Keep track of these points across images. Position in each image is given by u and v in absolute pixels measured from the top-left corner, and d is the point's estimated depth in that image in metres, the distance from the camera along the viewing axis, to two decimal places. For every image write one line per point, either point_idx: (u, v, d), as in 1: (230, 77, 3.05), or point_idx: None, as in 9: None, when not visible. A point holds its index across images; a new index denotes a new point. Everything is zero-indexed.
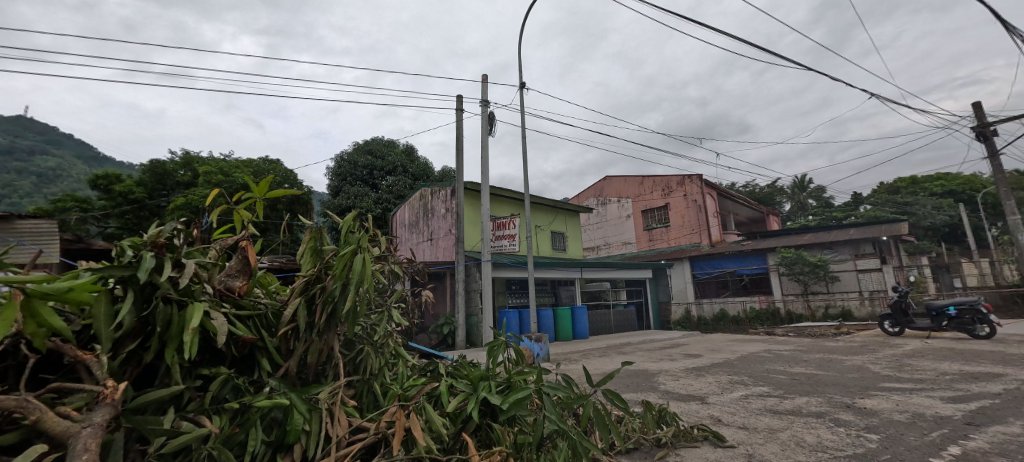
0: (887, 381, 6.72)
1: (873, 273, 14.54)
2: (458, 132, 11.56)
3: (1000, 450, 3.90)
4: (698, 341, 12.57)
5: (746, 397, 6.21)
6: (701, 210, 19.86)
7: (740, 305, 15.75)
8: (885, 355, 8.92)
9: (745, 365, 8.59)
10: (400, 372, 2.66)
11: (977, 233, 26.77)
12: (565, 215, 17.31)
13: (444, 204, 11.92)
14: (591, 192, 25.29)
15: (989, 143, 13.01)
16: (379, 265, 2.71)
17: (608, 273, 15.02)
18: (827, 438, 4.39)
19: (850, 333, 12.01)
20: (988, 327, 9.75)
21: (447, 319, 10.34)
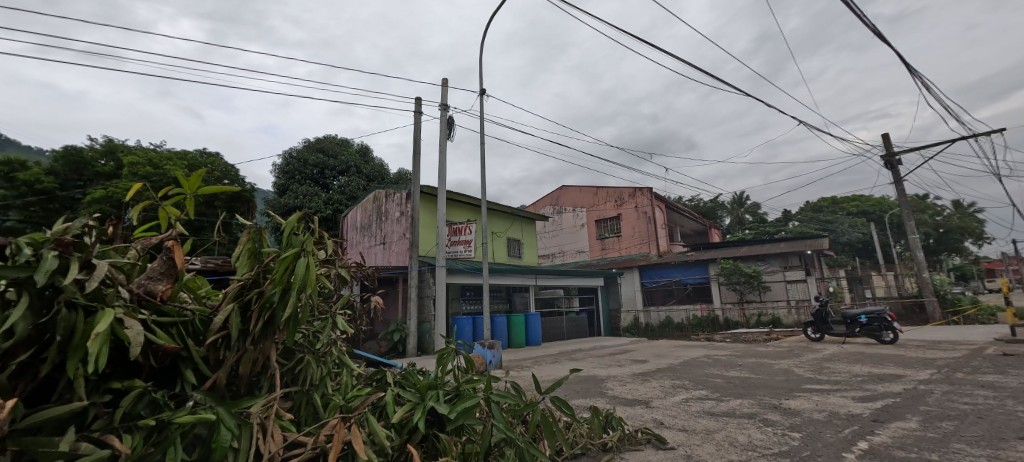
0: (809, 383, 7.27)
1: (800, 284, 15.75)
2: (416, 134, 11.37)
3: (901, 444, 4.31)
4: (644, 347, 13.02)
5: (686, 400, 6.48)
6: (651, 222, 20.77)
7: (684, 313, 16.54)
8: (807, 359, 9.67)
9: (685, 370, 9.00)
10: (343, 382, 2.52)
11: (886, 249, 29.82)
12: (521, 223, 17.44)
13: (398, 207, 11.62)
14: (547, 201, 25.65)
15: (895, 169, 14.61)
16: (324, 269, 2.57)
17: (562, 280, 15.24)
18: (755, 438, 4.65)
19: (779, 339, 12.92)
20: (892, 333, 10.85)
21: (398, 325, 10.07)
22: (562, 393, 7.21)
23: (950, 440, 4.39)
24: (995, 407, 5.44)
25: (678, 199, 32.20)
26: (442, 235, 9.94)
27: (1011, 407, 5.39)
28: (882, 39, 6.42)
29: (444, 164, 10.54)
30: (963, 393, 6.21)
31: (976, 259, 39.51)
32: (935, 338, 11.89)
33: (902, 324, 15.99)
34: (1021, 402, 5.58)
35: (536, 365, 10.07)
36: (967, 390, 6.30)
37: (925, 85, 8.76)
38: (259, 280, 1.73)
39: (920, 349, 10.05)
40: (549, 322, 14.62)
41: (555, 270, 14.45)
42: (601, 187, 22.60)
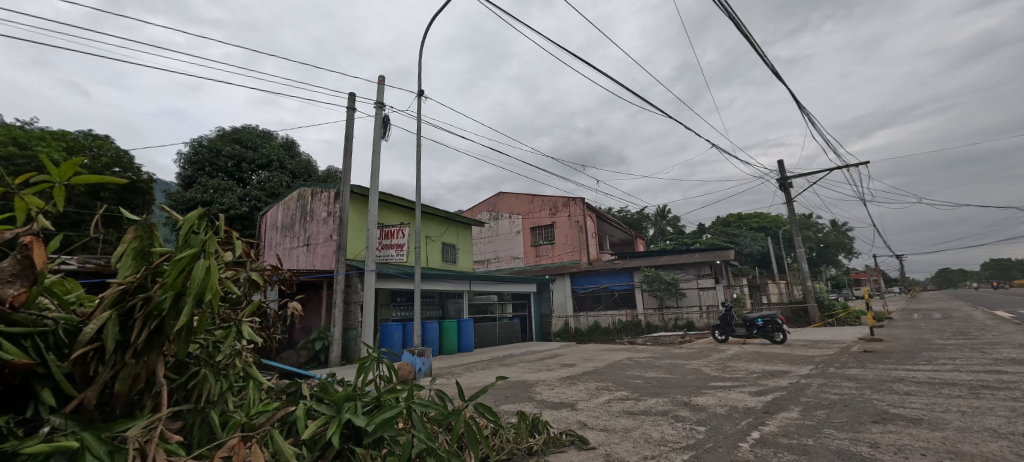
0: (714, 381, 7.95)
1: (710, 291, 17.23)
2: (347, 131, 10.82)
3: (787, 432, 4.85)
4: (573, 351, 13.43)
5: (609, 401, 6.78)
6: (582, 231, 21.55)
7: (610, 318, 17.33)
8: (714, 358, 10.60)
9: (609, 372, 9.41)
10: (248, 398, 2.26)
11: (780, 260, 33.67)
12: (456, 228, 17.23)
13: (325, 207, 10.93)
14: (483, 206, 25.66)
15: (788, 191, 16.60)
16: (231, 272, 2.32)
17: (497, 286, 15.14)
18: (667, 433, 4.98)
19: (691, 341, 14.00)
20: (782, 334, 12.25)
21: (321, 333, 9.43)
22: (492, 399, 7.19)
23: (823, 426, 5.02)
24: (857, 396, 6.33)
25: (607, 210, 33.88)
26: (372, 238, 9.52)
27: (870, 396, 6.29)
28: (779, 78, 7.31)
29: (377, 164, 10.10)
30: (834, 385, 7.15)
31: (849, 269, 45.86)
32: (815, 338, 13.62)
33: (790, 326, 18.12)
34: (876, 391, 6.56)
35: (466, 372, 9.96)
36: (838, 383, 7.26)
37: (812, 122, 10.09)
38: (145, 283, 1.50)
39: (804, 348, 11.46)
40: (480, 328, 14.54)
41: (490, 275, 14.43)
42: (536, 195, 23.05)
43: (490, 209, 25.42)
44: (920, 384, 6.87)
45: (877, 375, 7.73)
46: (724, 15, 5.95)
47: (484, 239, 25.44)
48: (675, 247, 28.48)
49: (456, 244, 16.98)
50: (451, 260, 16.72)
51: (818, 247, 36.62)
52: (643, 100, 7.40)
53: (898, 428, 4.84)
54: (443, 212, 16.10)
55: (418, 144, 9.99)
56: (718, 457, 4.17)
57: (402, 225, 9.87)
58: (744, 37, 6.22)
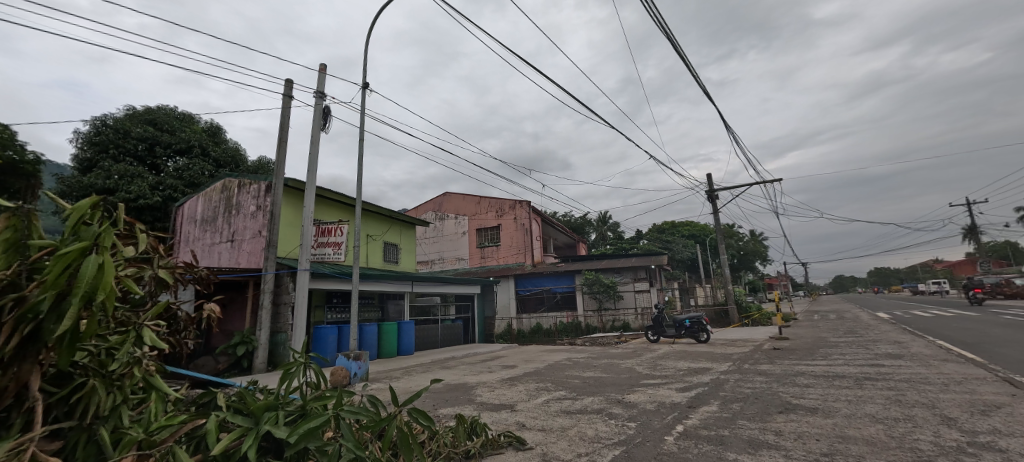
0: (646, 379, 8.32)
1: (645, 293, 18.08)
2: (282, 120, 10.13)
3: (707, 424, 5.17)
4: (515, 353, 13.50)
5: (548, 401, 6.88)
6: (527, 233, 21.74)
7: (552, 319, 17.68)
8: (646, 357, 11.13)
9: (549, 373, 9.55)
10: (148, 412, 1.82)
11: (707, 266, 36.13)
12: (399, 227, 16.72)
13: (254, 200, 10.12)
14: (429, 206, 25.22)
15: (715, 202, 17.89)
16: (132, 269, 2.03)
17: (440, 288, 14.84)
18: (600, 430, 5.12)
19: (627, 341, 14.61)
20: (706, 333, 13.17)
21: (244, 337, 8.69)
22: (430, 403, 7.01)
23: (737, 418, 5.42)
24: (768, 390, 6.90)
25: (552, 214, 34.57)
26: (307, 235, 8.96)
27: (778, 389, 6.90)
28: (709, 97, 7.87)
29: (314, 157, 9.54)
30: (748, 380, 7.77)
31: (765, 275, 50.28)
32: (734, 337, 14.76)
33: (714, 326, 19.49)
34: (782, 384, 7.22)
35: (405, 375, 9.66)
36: (751, 377, 7.90)
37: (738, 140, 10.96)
38: (19, 281, 1.25)
39: (724, 346, 12.38)
40: (421, 330, 14.18)
41: (432, 276, 14.13)
42: (483, 197, 22.97)
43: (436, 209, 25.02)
44: (818, 377, 7.65)
45: (783, 370, 8.51)
46: (664, 33, 6.31)
47: (428, 239, 24.97)
48: (614, 252, 29.65)
49: (399, 243, 16.46)
50: (393, 260, 16.18)
51: (739, 254, 39.79)
52: (589, 108, 7.62)
53: (798, 417, 5.34)
54: (385, 210, 15.54)
55: (360, 139, 9.56)
56: (647, 451, 4.35)
57: (341, 223, 9.38)
58: (680, 56, 6.62)
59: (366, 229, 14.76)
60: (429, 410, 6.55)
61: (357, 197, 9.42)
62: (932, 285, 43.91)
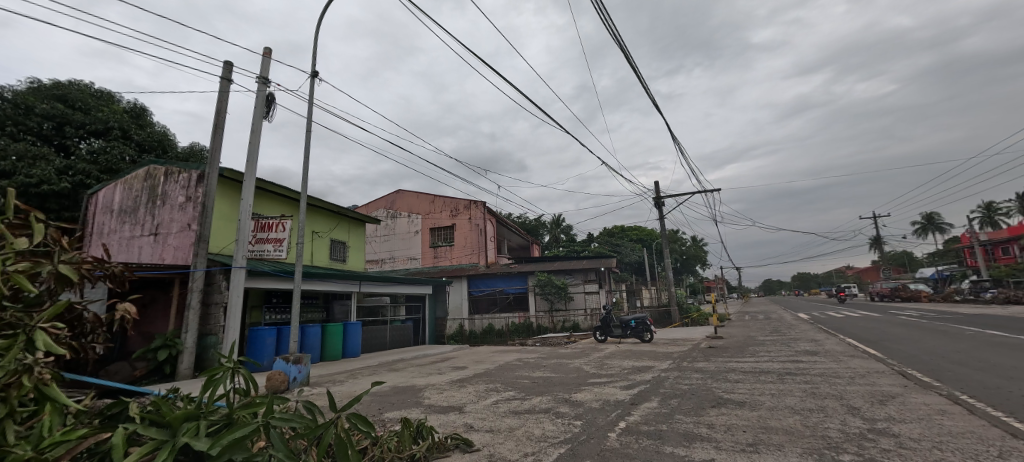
0: (592, 378, 8.49)
1: (595, 294, 18.54)
2: (219, 105, 9.40)
3: (647, 420, 5.33)
4: (465, 353, 13.37)
5: (496, 401, 6.82)
6: (481, 234, 21.61)
7: (503, 320, 17.68)
8: (593, 357, 11.40)
9: (498, 374, 9.51)
10: (37, 427, 1.42)
11: (652, 269, 37.70)
12: (348, 224, 16.06)
13: (183, 190, 9.30)
14: (380, 203, 24.51)
15: (661, 208, 18.72)
16: (21, 265, 1.74)
17: (390, 288, 14.39)
18: (547, 430, 5.14)
19: (576, 341, 14.90)
20: (650, 333, 13.73)
21: (167, 340, 7.90)
22: (375, 408, 6.75)
23: (674, 413, 5.64)
24: (703, 385, 7.26)
25: (506, 215, 34.64)
26: (243, 230, 8.36)
27: (711, 385, 7.28)
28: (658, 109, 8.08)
29: (254, 146, 8.93)
30: (686, 377, 8.14)
31: (704, 278, 53.23)
32: (674, 336, 15.50)
33: (657, 326, 20.35)
34: (716, 380, 7.64)
35: (349, 379, 9.25)
36: (689, 374, 8.28)
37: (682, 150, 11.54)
38: None
39: (666, 345, 12.94)
40: (369, 331, 13.68)
41: (382, 276, 13.67)
42: (437, 196, 22.63)
43: (388, 207, 24.34)
44: (748, 373, 8.15)
45: (718, 367, 9.01)
46: (617, 43, 6.53)
47: (379, 237, 24.23)
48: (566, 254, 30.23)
49: (347, 241, 15.81)
50: (340, 258, 15.50)
51: (682, 258, 41.88)
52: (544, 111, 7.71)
53: (729, 410, 5.66)
54: (333, 206, 14.88)
55: (307, 129, 9.07)
56: (591, 449, 4.41)
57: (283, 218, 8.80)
58: (631, 66, 6.87)
59: (311, 225, 14.03)
60: (373, 414, 6.28)
61: (302, 190, 8.92)
62: (847, 289, 48.45)
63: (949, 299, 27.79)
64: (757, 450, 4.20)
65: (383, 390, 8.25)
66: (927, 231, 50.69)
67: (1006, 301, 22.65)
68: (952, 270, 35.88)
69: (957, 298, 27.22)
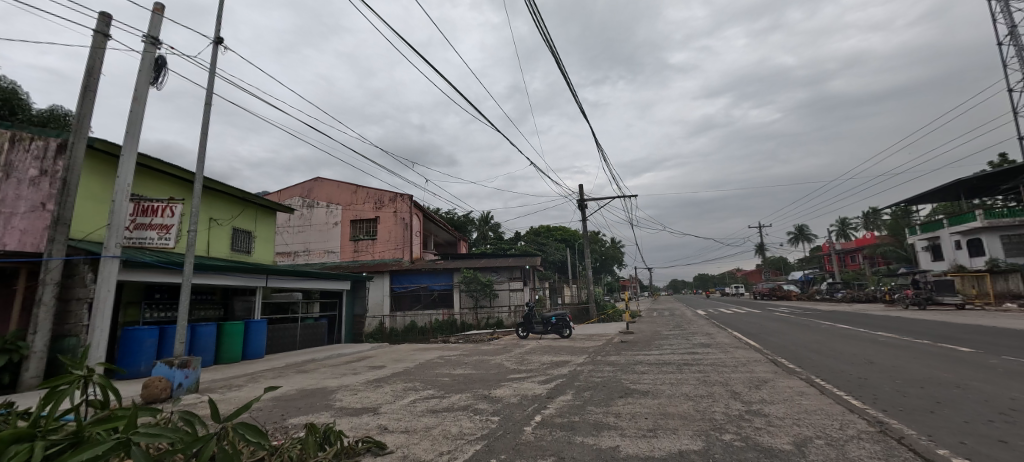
0: (512, 373, 8.45)
1: (519, 291, 18.56)
2: (91, 64, 7.89)
3: (561, 412, 5.36)
4: (384, 352, 12.70)
5: (413, 401, 6.45)
6: (406, 227, 20.71)
7: (427, 317, 17.17)
8: (514, 353, 11.42)
9: (418, 372, 9.11)
10: None
11: (574, 268, 39.20)
12: (255, 212, 14.49)
13: (34, 163, 7.55)
14: (295, 191, 22.78)
15: (583, 210, 19.43)
16: None
17: (302, 283, 13.22)
18: (464, 427, 4.93)
19: (498, 338, 14.83)
20: (569, 329, 14.07)
21: (8, 344, 6.38)
22: (274, 413, 6.05)
23: (587, 404, 5.74)
24: (614, 377, 7.53)
25: (433, 210, 33.82)
26: (118, 214, 7.04)
27: (621, 377, 7.58)
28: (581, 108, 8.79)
29: (137, 115, 7.62)
30: (600, 369, 8.42)
31: (620, 278, 56.57)
32: (591, 332, 16.15)
33: (576, 323, 21.08)
34: (625, 371, 7.99)
35: (247, 383, 8.27)
36: (604, 368, 8.57)
37: (603, 155, 12.06)
38: None
39: (582, 340, 13.41)
40: (276, 330, 12.42)
41: (293, 270, 12.50)
42: (360, 186, 21.38)
43: (304, 195, 22.58)
44: (654, 365, 8.63)
45: (628, 359, 9.47)
46: (547, 45, 6.59)
47: (292, 228, 22.34)
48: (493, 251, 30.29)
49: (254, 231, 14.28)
50: (244, 250, 13.94)
51: (600, 259, 44.11)
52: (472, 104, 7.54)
53: (634, 399, 5.90)
54: (238, 191, 13.32)
55: (206, 101, 7.93)
56: (506, 443, 4.28)
57: (172, 201, 7.56)
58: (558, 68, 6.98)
59: (208, 211, 12.43)
60: (272, 421, 5.61)
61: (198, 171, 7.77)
62: (737, 290, 54.40)
63: (813, 298, 32.39)
64: (656, 435, 4.37)
65: (286, 393, 7.47)
66: (801, 239, 58.88)
67: (853, 299, 26.93)
68: (817, 274, 41.83)
69: (819, 296, 31.90)
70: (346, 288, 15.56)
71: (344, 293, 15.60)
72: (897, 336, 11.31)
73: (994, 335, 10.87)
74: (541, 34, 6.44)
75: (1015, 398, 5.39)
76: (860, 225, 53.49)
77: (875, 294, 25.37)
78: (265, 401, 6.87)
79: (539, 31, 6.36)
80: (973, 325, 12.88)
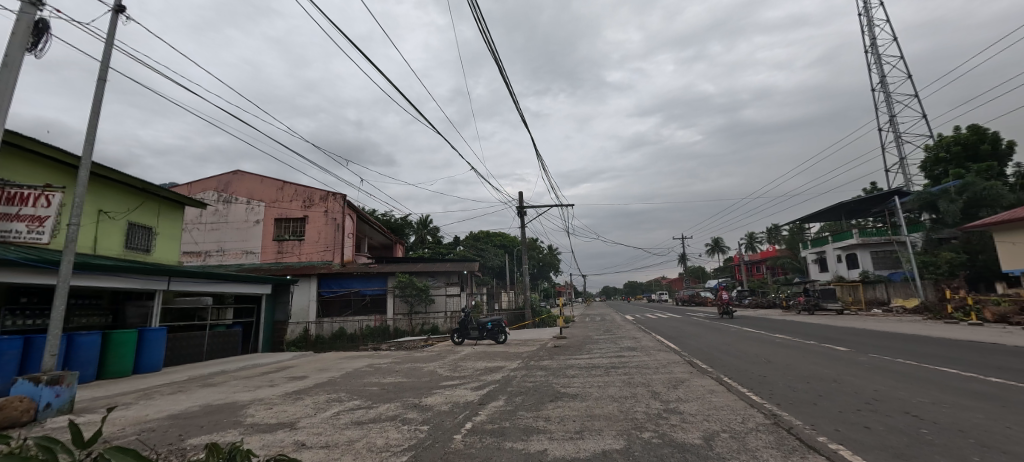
0: (445, 381, 8.39)
1: (456, 297, 18.80)
2: None
3: (492, 419, 5.56)
4: (310, 361, 12.01)
5: (337, 413, 6.19)
6: (338, 228, 19.53)
7: (357, 324, 16.49)
8: (449, 359, 11.31)
9: (344, 382, 8.72)
10: None
11: (511, 274, 39.74)
12: (157, 206, 13.12)
13: None
14: (211, 184, 20.98)
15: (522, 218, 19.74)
16: None
17: (213, 287, 11.99)
18: (391, 438, 4.89)
19: (432, 344, 14.57)
20: (504, 334, 14.34)
21: None
22: (171, 433, 5.49)
23: (518, 409, 6.00)
24: (544, 382, 7.79)
25: (367, 212, 32.48)
26: None
27: (552, 381, 7.86)
28: (525, 126, 8.78)
29: None
30: (531, 374, 8.64)
31: (555, 284, 58.15)
32: (525, 337, 16.38)
33: (512, 327, 21.37)
34: (556, 376, 8.28)
35: (137, 400, 7.39)
36: (536, 372, 8.81)
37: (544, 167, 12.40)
38: None
39: (517, 345, 13.60)
40: (176, 339, 11.27)
41: (202, 271, 11.27)
42: (286, 183, 19.95)
43: (221, 189, 20.85)
44: (583, 368, 9.02)
45: (559, 363, 9.81)
46: (493, 57, 6.62)
47: (206, 225, 20.56)
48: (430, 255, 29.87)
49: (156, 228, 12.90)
50: (143, 248, 12.48)
51: (536, 265, 45.07)
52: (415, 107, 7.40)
53: (564, 403, 6.22)
54: (138, 182, 12.03)
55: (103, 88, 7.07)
56: (435, 453, 4.36)
57: (49, 187, 6.10)
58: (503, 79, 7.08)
59: (96, 202, 10.96)
60: (168, 443, 5.09)
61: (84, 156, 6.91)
62: (660, 296, 58.11)
63: (725, 304, 35.58)
64: (581, 436, 4.69)
65: (186, 410, 6.74)
66: (717, 250, 64.43)
67: (757, 305, 30.05)
68: (728, 281, 45.98)
69: (730, 303, 35.07)
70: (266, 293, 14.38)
71: (263, 298, 14.44)
72: (789, 338, 12.85)
73: (863, 336, 12.62)
74: (484, 40, 6.16)
75: (878, 390, 6.38)
76: (764, 239, 59.72)
77: (775, 301, 28.46)
78: (159, 420, 6.17)
79: (485, 42, 6.29)
80: (849, 328, 14.94)
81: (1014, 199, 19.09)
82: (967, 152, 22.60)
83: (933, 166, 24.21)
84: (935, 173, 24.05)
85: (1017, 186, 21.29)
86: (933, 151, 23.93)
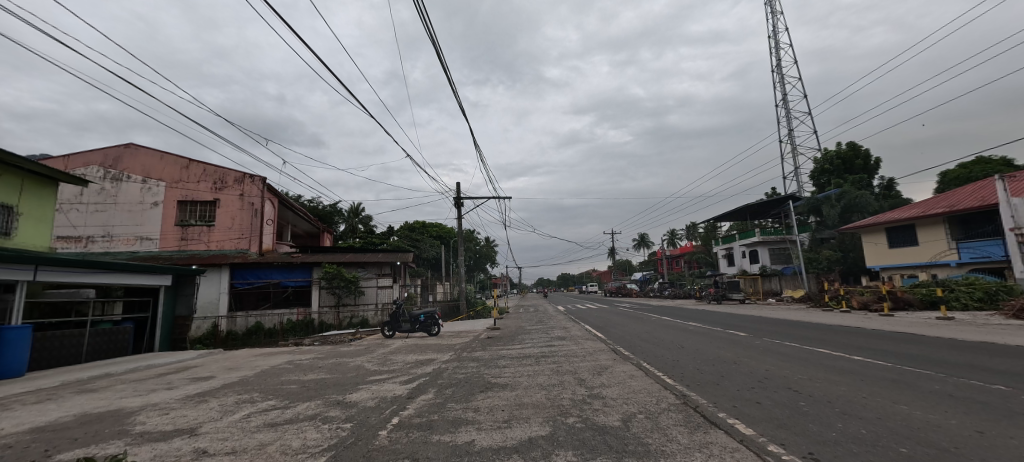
0: (371, 376, 6.98)
1: (389, 288, 16.00)
2: None
3: (421, 412, 4.41)
4: (216, 360, 9.75)
5: (247, 415, 4.62)
6: (257, 214, 15.69)
7: (277, 317, 14.05)
8: (377, 354, 9.77)
9: (257, 381, 6.94)
10: None
11: (445, 266, 38.31)
12: (15, 182, 9.47)
13: None
14: (91, 158, 16.20)
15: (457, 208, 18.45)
16: None
17: (98, 277, 9.10)
18: (309, 439, 3.62)
19: (361, 338, 12.77)
20: (437, 327, 12.93)
21: None
22: (31, 450, 3.67)
23: (448, 401, 4.87)
24: (476, 373, 6.71)
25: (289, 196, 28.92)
26: None
27: (483, 372, 6.82)
28: (465, 115, 7.66)
29: None
30: (463, 366, 7.51)
31: (488, 275, 57.46)
32: (459, 329, 15.18)
33: (445, 319, 19.67)
34: (488, 367, 7.22)
35: None
36: (468, 364, 7.68)
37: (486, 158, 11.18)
38: None
39: (449, 337, 12.38)
40: (42, 339, 8.22)
41: (83, 259, 8.54)
42: (194, 160, 15.74)
43: (106, 165, 16.12)
44: (514, 358, 8.08)
45: (491, 355, 8.77)
46: (432, 39, 5.44)
47: (85, 206, 15.78)
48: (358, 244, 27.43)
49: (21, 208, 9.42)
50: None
51: (471, 258, 43.93)
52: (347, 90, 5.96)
53: (494, 393, 5.17)
54: None
55: None
56: (356, 452, 3.23)
57: None
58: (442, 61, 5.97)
59: None
60: None
61: None
62: (590, 289, 59.38)
63: (649, 295, 36.86)
64: (510, 425, 3.75)
65: (56, 421, 4.69)
66: (641, 246, 67.34)
67: (675, 296, 31.37)
68: (650, 274, 47.64)
69: (653, 294, 36.39)
70: (167, 284, 11.49)
71: (163, 290, 11.46)
72: (701, 326, 12.97)
73: (761, 322, 13.03)
74: (425, 23, 5.10)
75: (768, 369, 6.06)
76: (682, 237, 63.10)
77: (690, 291, 29.65)
78: (15, 435, 4.20)
79: (425, 25, 5.14)
80: (749, 315, 15.39)
81: (878, 207, 21.61)
82: (846, 165, 24.63)
83: (819, 176, 26.01)
84: (821, 182, 25.91)
85: (880, 196, 23.59)
86: (819, 163, 25.56)
